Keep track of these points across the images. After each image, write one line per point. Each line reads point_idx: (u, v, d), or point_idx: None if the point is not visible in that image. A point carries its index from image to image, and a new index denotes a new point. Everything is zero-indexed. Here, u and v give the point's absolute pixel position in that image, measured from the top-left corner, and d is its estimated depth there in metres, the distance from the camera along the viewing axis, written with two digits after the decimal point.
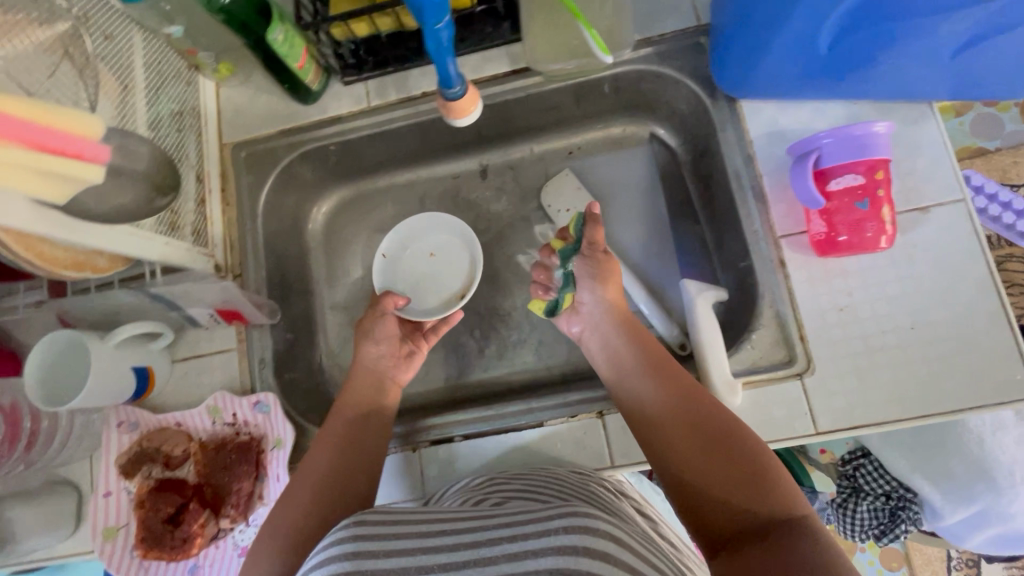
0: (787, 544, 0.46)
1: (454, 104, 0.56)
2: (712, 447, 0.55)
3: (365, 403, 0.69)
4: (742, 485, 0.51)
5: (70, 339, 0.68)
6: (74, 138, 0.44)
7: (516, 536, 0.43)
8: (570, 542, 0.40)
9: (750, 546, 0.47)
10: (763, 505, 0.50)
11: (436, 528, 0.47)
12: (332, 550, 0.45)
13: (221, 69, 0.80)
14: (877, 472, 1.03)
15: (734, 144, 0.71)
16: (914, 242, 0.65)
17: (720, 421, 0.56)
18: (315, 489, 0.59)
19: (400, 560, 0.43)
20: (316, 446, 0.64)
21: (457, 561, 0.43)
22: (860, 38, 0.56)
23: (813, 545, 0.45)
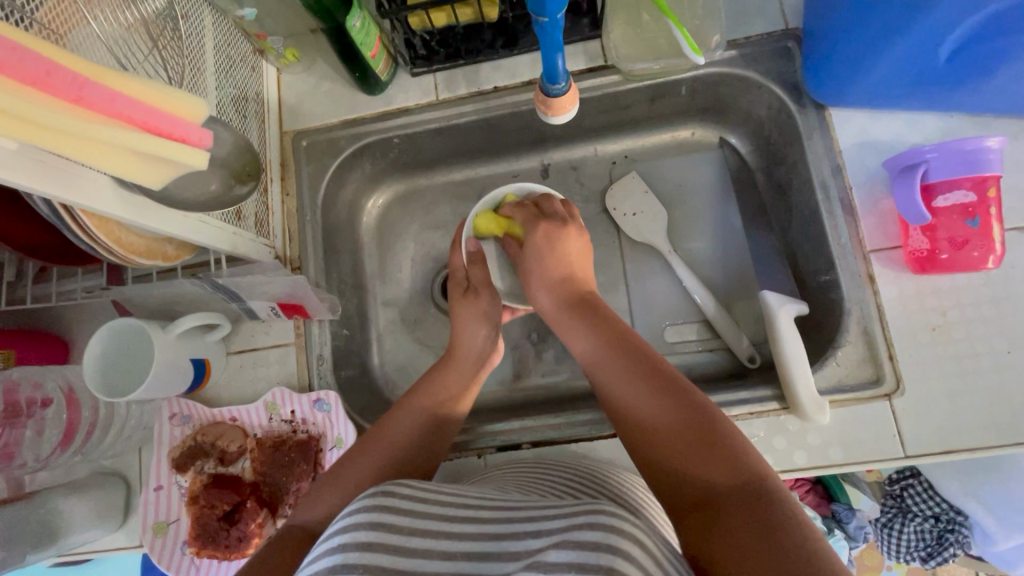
0: (757, 516, 0.40)
1: (553, 101, 0.56)
2: (666, 407, 0.48)
3: (458, 383, 0.67)
4: (703, 452, 0.45)
5: (130, 328, 0.66)
6: (181, 121, 0.42)
7: (542, 530, 0.40)
8: (593, 539, 0.36)
9: (720, 512, 0.41)
10: (726, 477, 0.43)
11: (463, 514, 0.44)
12: (354, 518, 0.43)
13: (287, 55, 0.78)
14: (926, 494, 1.00)
15: (822, 154, 0.69)
16: (1014, 262, 0.62)
17: (675, 383, 0.50)
18: (390, 456, 0.58)
19: (423, 543, 0.41)
20: (403, 411, 0.62)
21: (481, 551, 0.41)
22: (979, 48, 0.54)
23: (782, 517, 0.39)
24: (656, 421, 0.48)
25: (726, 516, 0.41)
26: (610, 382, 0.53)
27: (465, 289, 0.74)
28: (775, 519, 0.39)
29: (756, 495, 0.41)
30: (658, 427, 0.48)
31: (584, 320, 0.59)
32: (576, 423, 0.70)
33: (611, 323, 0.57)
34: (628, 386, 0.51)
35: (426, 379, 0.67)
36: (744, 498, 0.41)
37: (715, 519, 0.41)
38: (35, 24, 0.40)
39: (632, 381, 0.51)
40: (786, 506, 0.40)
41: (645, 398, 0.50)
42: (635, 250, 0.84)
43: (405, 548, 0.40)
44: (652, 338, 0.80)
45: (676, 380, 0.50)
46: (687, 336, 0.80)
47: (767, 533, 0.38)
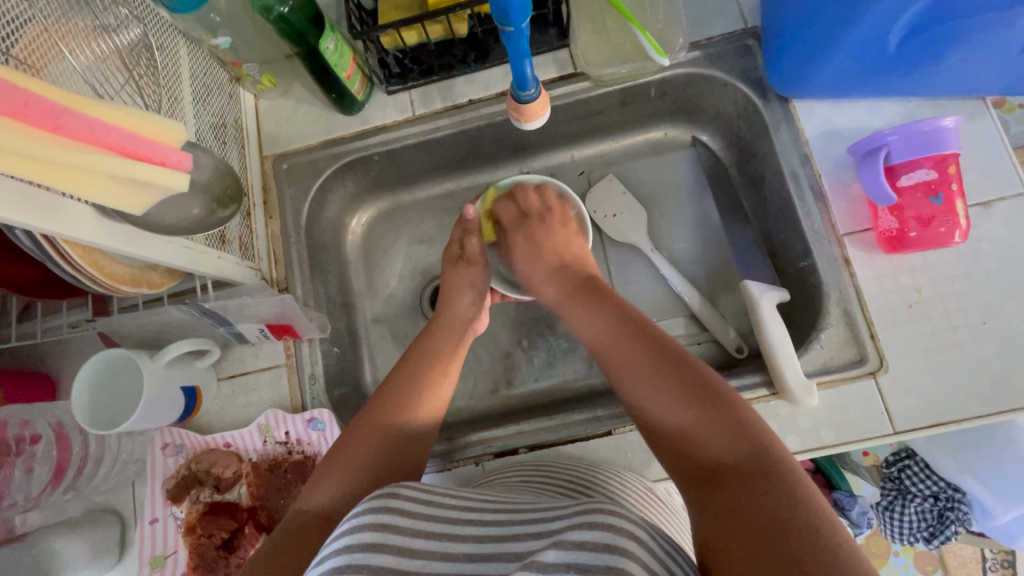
0: (762, 484, 0.41)
1: (526, 107, 0.57)
2: (672, 383, 0.49)
3: (447, 352, 0.65)
4: (715, 426, 0.46)
5: (118, 359, 0.65)
6: (160, 145, 0.43)
7: (541, 532, 0.41)
8: (593, 539, 0.37)
9: (729, 485, 0.42)
10: (737, 449, 0.44)
11: (467, 516, 0.44)
12: (358, 520, 0.43)
13: (263, 81, 0.79)
14: (923, 474, 1.02)
15: (790, 144, 0.71)
16: (981, 237, 0.65)
17: (682, 359, 0.51)
18: (390, 429, 0.57)
19: (426, 545, 0.41)
20: (393, 387, 0.61)
21: (484, 552, 0.41)
22: (927, 36, 0.57)
23: (787, 491, 0.40)
24: (664, 395, 0.49)
25: (734, 487, 0.42)
26: (622, 363, 0.54)
27: (459, 257, 0.73)
28: (789, 492, 0.40)
29: (763, 465, 0.42)
30: (669, 405, 0.49)
31: (594, 304, 0.60)
32: (571, 424, 0.71)
33: (620, 304, 0.59)
34: (638, 364, 0.52)
35: (414, 352, 0.65)
36: (755, 471, 0.42)
37: (717, 492, 0.42)
38: (10, 59, 0.40)
39: (641, 360, 0.52)
40: (795, 478, 0.41)
41: (655, 373, 0.51)
42: (618, 250, 0.86)
43: (408, 548, 0.41)
44: None
45: (684, 360, 0.51)
46: (674, 332, 0.81)
47: (765, 508, 0.39)
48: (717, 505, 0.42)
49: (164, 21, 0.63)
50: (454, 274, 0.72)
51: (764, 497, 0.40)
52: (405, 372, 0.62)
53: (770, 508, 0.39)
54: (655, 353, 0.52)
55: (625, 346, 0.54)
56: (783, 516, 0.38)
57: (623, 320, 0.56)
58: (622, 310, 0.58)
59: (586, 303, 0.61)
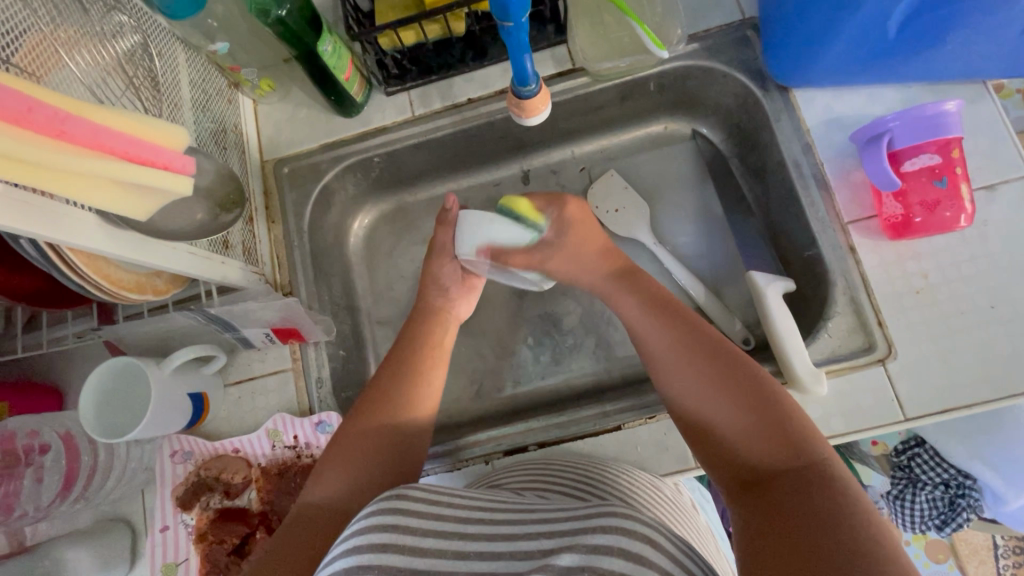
0: (817, 493, 0.39)
1: (527, 103, 0.56)
2: (723, 381, 0.48)
3: (425, 346, 0.65)
4: (767, 430, 0.44)
5: (124, 367, 0.65)
6: (163, 150, 0.42)
7: (554, 533, 0.40)
8: (607, 543, 0.37)
9: (782, 491, 0.41)
10: (783, 452, 0.43)
11: (477, 515, 0.44)
12: (369, 519, 0.43)
13: (262, 86, 0.79)
14: (934, 461, 1.00)
15: (791, 134, 0.71)
16: (985, 221, 0.64)
17: (733, 356, 0.49)
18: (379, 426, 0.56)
19: (437, 544, 0.41)
20: (382, 382, 0.60)
21: (495, 551, 0.41)
22: (927, 21, 0.57)
23: (843, 497, 0.39)
24: (717, 394, 0.48)
25: (785, 496, 0.40)
26: (668, 356, 0.53)
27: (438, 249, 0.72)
28: (833, 499, 0.39)
29: (818, 472, 0.41)
30: (721, 403, 0.47)
31: (636, 291, 0.59)
32: (579, 420, 0.70)
33: (661, 295, 0.58)
34: (686, 359, 0.51)
35: (397, 353, 0.64)
36: (802, 474, 0.41)
37: (768, 497, 0.41)
38: (11, 68, 0.41)
39: (686, 355, 0.51)
40: (847, 484, 0.40)
41: (704, 369, 0.49)
42: (622, 245, 0.85)
43: (420, 547, 0.41)
44: None
45: (729, 358, 0.50)
46: None
47: (819, 517, 0.37)
48: (767, 514, 0.40)
49: (162, 27, 0.63)
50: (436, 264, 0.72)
51: (813, 505, 0.38)
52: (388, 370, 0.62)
53: (818, 517, 0.37)
54: (702, 350, 0.51)
55: (673, 342, 0.53)
56: (836, 525, 0.37)
57: (668, 313, 0.55)
58: (666, 304, 0.56)
59: (627, 293, 0.60)
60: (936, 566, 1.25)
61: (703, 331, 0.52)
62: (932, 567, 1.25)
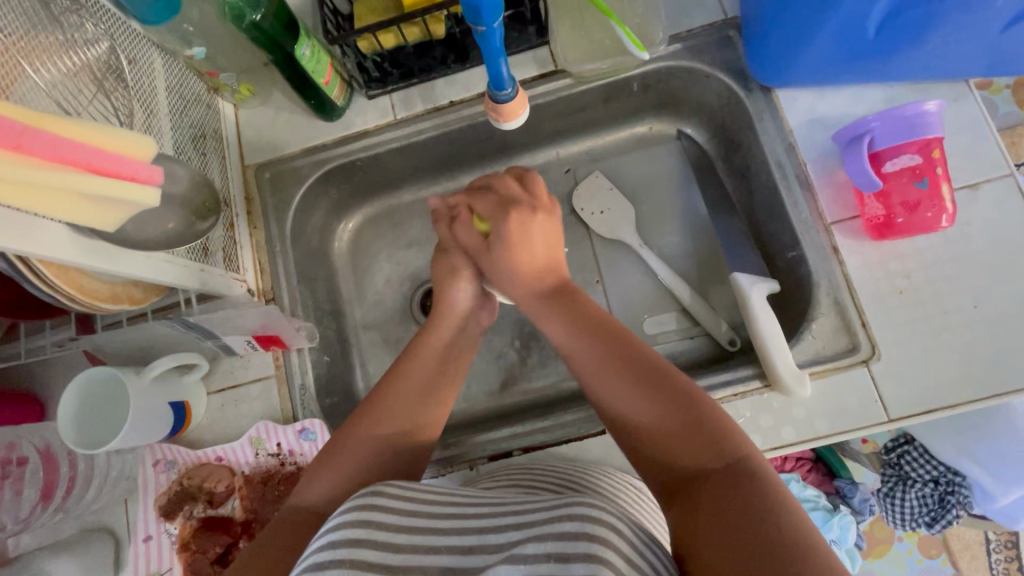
0: (746, 496, 0.41)
1: (503, 107, 0.55)
2: (650, 394, 0.49)
3: (437, 352, 0.64)
4: (694, 436, 0.46)
5: (103, 376, 0.64)
6: (128, 160, 0.42)
7: (523, 524, 0.40)
8: (572, 529, 0.37)
9: (709, 496, 0.43)
10: (710, 455, 0.45)
11: (450, 509, 0.44)
12: (343, 516, 0.42)
13: (242, 90, 0.78)
14: (923, 458, 1.01)
15: (774, 134, 0.71)
16: (968, 220, 0.64)
17: (658, 367, 0.51)
18: (383, 426, 0.57)
19: (409, 539, 0.41)
20: (394, 384, 0.60)
21: (464, 545, 0.40)
22: (906, 20, 0.57)
23: (768, 495, 0.41)
24: (645, 407, 0.49)
25: (717, 500, 0.42)
26: (597, 374, 0.53)
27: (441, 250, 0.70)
28: (762, 497, 0.41)
29: (742, 473, 0.43)
30: (651, 415, 0.48)
31: (561, 306, 0.59)
32: (565, 424, 0.70)
33: (585, 306, 0.58)
34: (611, 375, 0.52)
35: (407, 355, 0.63)
36: (733, 478, 0.43)
37: (697, 505, 0.43)
38: None
39: (612, 368, 0.52)
40: (767, 480, 0.42)
41: (631, 384, 0.50)
42: (608, 247, 0.85)
43: (391, 543, 0.40)
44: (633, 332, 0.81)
45: (655, 368, 0.51)
46: (667, 327, 0.81)
47: (746, 521, 0.40)
48: (703, 521, 0.41)
49: (136, 32, 0.62)
50: (443, 263, 0.69)
51: (748, 509, 0.40)
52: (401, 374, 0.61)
53: (752, 521, 0.39)
54: (629, 364, 0.51)
55: (600, 358, 0.53)
56: (763, 527, 0.39)
57: (594, 327, 0.55)
58: (591, 315, 0.56)
59: (554, 309, 0.59)
60: (929, 561, 1.25)
61: (630, 342, 0.53)
62: (925, 563, 1.25)
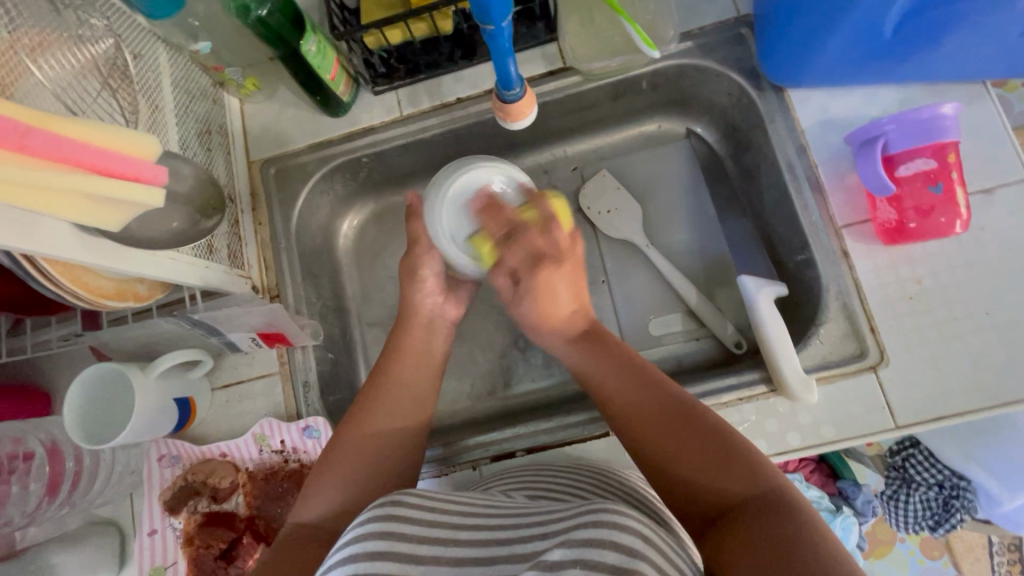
0: (780, 520, 0.42)
1: (511, 107, 0.54)
2: (683, 431, 0.51)
3: (420, 356, 0.66)
4: (729, 468, 0.48)
5: (108, 373, 0.64)
6: (132, 160, 0.41)
7: (546, 532, 0.40)
8: (597, 534, 0.37)
9: (748, 520, 0.44)
10: (743, 485, 0.46)
11: (472, 521, 0.44)
12: (365, 528, 0.42)
13: (247, 84, 0.77)
14: (928, 462, 1.01)
15: (786, 135, 0.69)
16: (981, 225, 0.63)
17: (685, 405, 0.53)
18: (361, 437, 0.58)
19: (431, 551, 0.41)
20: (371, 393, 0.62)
21: (488, 556, 0.40)
22: (924, 21, 0.55)
23: (801, 519, 0.42)
24: (678, 443, 0.50)
25: (752, 525, 0.43)
26: (628, 406, 0.55)
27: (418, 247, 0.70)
28: (795, 520, 0.42)
29: (776, 498, 0.44)
30: (682, 449, 0.50)
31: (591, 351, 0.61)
32: (568, 425, 0.70)
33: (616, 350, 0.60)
34: (643, 411, 0.54)
35: (386, 359, 0.65)
36: (766, 504, 0.44)
37: (735, 531, 0.43)
38: None
39: (647, 406, 0.54)
40: (800, 506, 0.43)
41: (666, 422, 0.52)
42: (614, 247, 0.84)
43: (416, 555, 0.40)
44: (638, 333, 0.81)
45: (687, 405, 0.53)
46: (672, 328, 0.80)
47: (784, 539, 0.41)
48: (739, 546, 0.42)
49: (140, 27, 0.62)
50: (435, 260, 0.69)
51: (783, 531, 0.41)
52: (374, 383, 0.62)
53: (786, 541, 0.40)
54: (662, 403, 0.53)
55: (634, 398, 0.55)
56: (804, 544, 0.40)
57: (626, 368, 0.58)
58: (622, 358, 0.59)
59: (584, 353, 0.61)
60: (931, 563, 1.25)
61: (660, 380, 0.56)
62: (926, 564, 1.25)
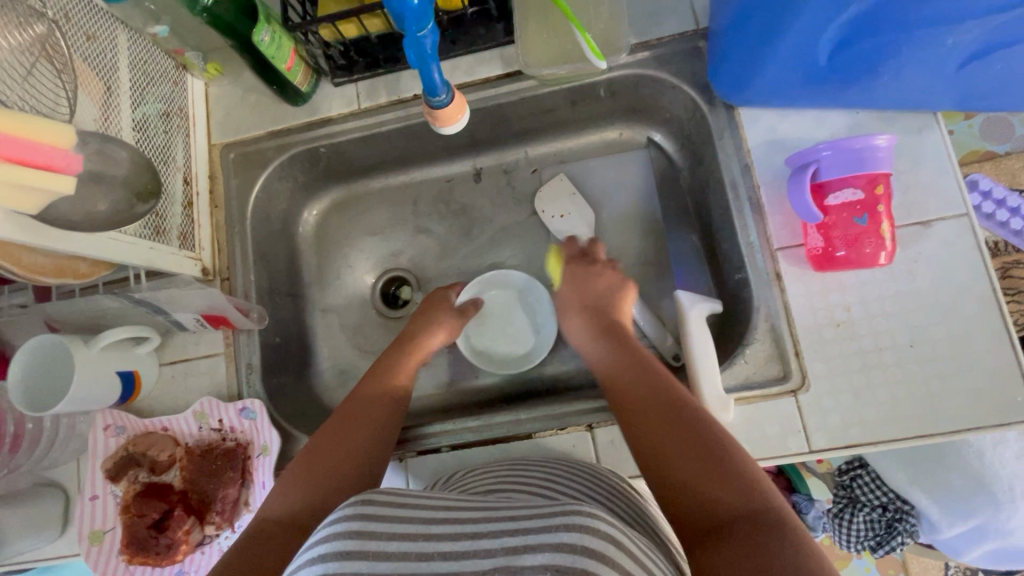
0: (766, 548, 0.42)
1: (440, 113, 0.56)
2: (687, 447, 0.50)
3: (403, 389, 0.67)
4: (723, 479, 0.47)
5: (54, 344, 0.67)
6: (44, 148, 0.44)
7: (519, 530, 0.40)
8: (569, 540, 0.38)
9: (738, 539, 0.43)
10: (737, 502, 0.46)
11: (442, 514, 0.44)
12: (335, 527, 0.42)
13: (209, 69, 0.80)
14: (874, 484, 1.00)
15: (732, 153, 0.69)
16: (915, 258, 0.63)
17: (686, 410, 0.53)
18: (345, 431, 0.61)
19: (401, 547, 0.40)
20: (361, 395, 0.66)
21: (457, 550, 0.40)
22: (859, 51, 0.55)
23: (791, 543, 0.41)
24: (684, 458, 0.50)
25: (742, 546, 0.42)
26: (637, 414, 0.55)
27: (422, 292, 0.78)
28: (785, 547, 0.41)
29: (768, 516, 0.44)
30: (681, 463, 0.49)
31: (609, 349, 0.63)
32: (494, 425, 0.71)
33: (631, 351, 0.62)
34: (648, 419, 0.54)
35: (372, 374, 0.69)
36: (759, 525, 0.44)
37: (720, 545, 0.44)
38: None
39: (655, 412, 0.54)
40: (793, 530, 0.43)
41: (670, 419, 0.53)
42: None
43: (385, 552, 0.40)
44: None
45: (692, 416, 0.52)
46: None
47: (769, 556, 0.41)
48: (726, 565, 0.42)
49: (98, 8, 0.63)
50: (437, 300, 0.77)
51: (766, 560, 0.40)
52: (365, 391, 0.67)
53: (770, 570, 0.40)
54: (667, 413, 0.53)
55: (646, 396, 0.56)
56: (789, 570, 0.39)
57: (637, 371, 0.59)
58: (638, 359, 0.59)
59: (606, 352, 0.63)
60: None
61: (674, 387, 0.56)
62: None
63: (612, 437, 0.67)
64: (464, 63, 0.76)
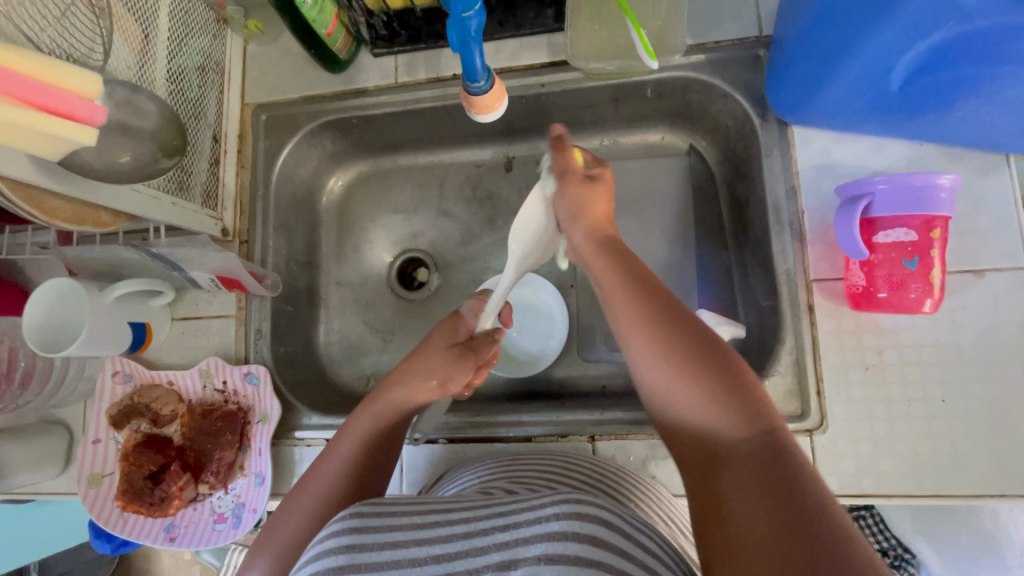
0: None
1: (477, 99, 0.55)
2: (701, 370, 0.42)
3: (374, 435, 0.58)
4: (737, 407, 0.41)
5: (67, 288, 0.66)
6: (70, 96, 0.44)
7: (509, 524, 0.39)
8: (558, 528, 0.36)
9: None
10: None
11: (435, 517, 0.42)
12: (327, 542, 0.41)
13: (249, 26, 0.78)
14: (876, 527, 0.86)
15: (779, 173, 0.65)
16: (960, 308, 0.59)
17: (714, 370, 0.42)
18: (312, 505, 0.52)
19: (397, 553, 0.39)
20: (327, 462, 0.55)
21: (450, 551, 0.39)
22: (935, 82, 0.51)
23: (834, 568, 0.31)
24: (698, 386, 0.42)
25: None
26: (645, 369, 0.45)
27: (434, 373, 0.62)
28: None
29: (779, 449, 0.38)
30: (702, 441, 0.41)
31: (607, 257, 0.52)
32: (494, 424, 0.70)
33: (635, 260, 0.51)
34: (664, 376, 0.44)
35: (341, 434, 0.58)
36: None
37: None
38: None
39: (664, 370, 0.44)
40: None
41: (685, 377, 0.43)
42: None
43: (380, 561, 0.38)
44: (595, 344, 0.80)
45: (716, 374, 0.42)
46: None
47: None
48: None
49: None
50: (428, 353, 0.63)
51: None
52: (343, 450, 0.56)
53: None
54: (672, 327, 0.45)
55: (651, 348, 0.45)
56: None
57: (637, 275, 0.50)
58: (655, 298, 0.47)
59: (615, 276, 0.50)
60: None
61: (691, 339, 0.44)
62: None
63: (614, 453, 0.65)
64: (509, 47, 0.73)
